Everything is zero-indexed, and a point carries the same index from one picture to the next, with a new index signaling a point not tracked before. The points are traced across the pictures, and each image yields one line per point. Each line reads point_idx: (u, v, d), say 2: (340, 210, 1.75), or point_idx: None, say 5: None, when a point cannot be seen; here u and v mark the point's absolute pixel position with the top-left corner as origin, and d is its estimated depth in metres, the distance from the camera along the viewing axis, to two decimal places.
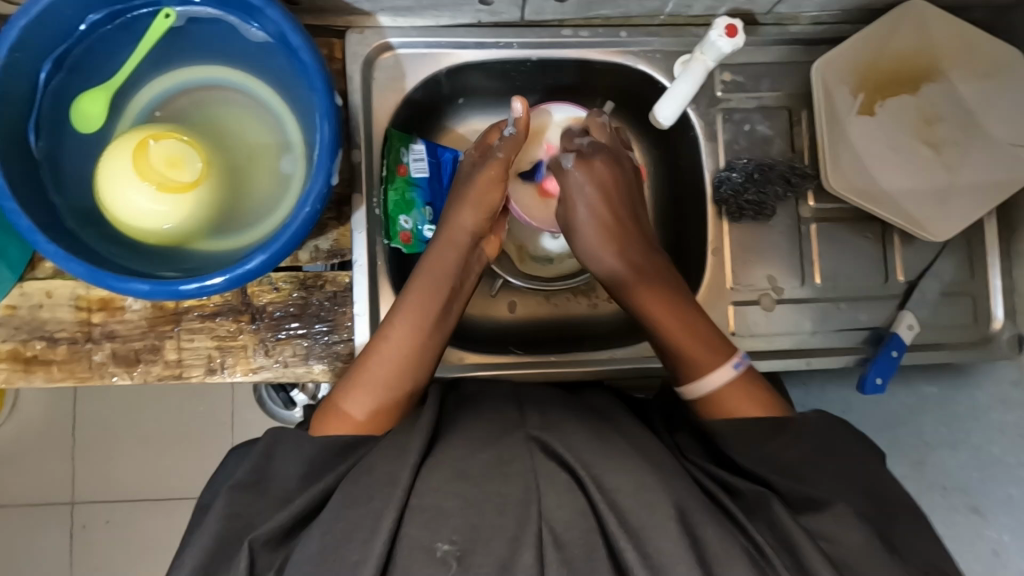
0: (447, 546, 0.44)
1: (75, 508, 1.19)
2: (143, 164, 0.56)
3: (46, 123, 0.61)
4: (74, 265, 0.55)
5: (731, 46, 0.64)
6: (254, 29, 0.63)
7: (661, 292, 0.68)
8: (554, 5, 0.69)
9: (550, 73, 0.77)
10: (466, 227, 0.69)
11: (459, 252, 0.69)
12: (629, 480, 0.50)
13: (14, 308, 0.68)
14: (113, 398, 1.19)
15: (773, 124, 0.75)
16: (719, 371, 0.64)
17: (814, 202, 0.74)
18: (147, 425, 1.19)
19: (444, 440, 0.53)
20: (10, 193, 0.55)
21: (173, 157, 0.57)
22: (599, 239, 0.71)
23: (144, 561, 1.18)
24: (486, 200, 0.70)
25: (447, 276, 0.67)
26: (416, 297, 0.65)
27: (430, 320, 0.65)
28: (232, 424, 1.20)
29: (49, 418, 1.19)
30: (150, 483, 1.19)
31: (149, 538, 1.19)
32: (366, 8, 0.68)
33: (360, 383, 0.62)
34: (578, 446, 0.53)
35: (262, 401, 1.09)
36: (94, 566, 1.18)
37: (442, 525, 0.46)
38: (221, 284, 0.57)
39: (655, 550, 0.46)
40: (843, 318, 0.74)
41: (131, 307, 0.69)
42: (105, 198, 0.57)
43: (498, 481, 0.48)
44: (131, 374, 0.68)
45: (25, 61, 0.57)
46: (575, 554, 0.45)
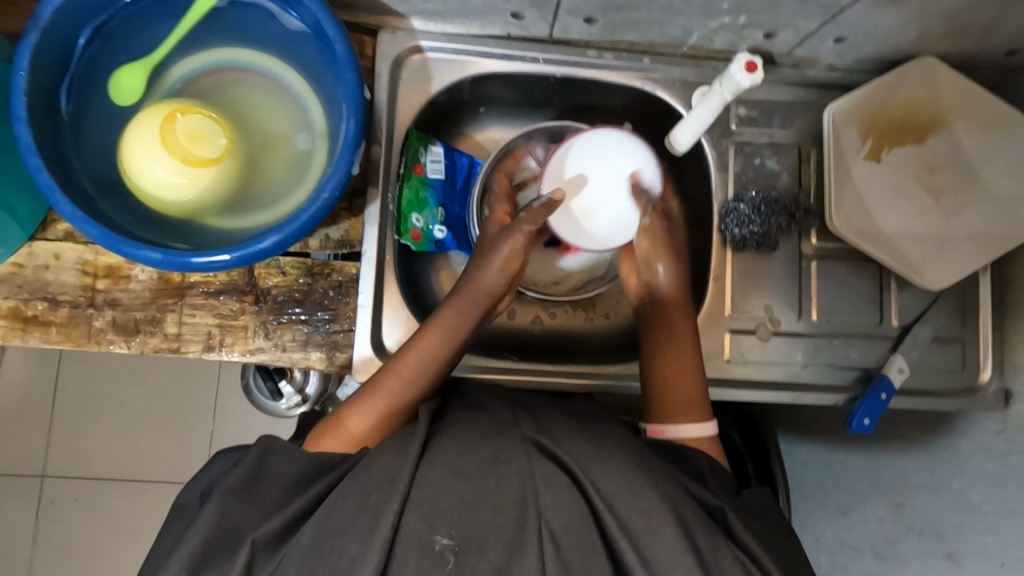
0: (445, 541, 0.45)
1: (44, 482, 1.18)
2: (167, 136, 0.57)
3: (78, 86, 0.61)
4: (89, 227, 0.55)
5: (749, 80, 0.65)
6: (292, 18, 0.64)
7: (690, 357, 0.68)
8: (581, 26, 0.71)
9: (571, 91, 0.79)
10: (489, 288, 0.67)
11: (475, 306, 0.66)
12: (624, 483, 0.51)
13: (20, 266, 0.68)
14: (96, 371, 1.19)
15: (783, 161, 0.77)
16: (694, 429, 0.65)
17: (816, 240, 0.76)
18: (129, 403, 1.19)
19: (439, 439, 0.53)
20: (37, 149, 0.55)
21: (195, 133, 0.58)
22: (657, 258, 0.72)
23: (108, 541, 1.17)
24: (511, 262, 0.67)
25: (461, 330, 0.65)
26: (431, 344, 0.64)
27: (442, 361, 0.64)
28: (215, 410, 1.20)
29: (32, 387, 1.19)
30: (125, 462, 1.19)
31: (118, 519, 1.18)
32: (400, 9, 0.69)
33: (362, 402, 0.62)
34: (575, 448, 0.53)
35: (251, 389, 1.10)
36: (55, 543, 1.17)
37: (438, 521, 0.46)
38: (229, 261, 0.58)
39: (653, 550, 0.48)
40: (835, 355, 0.75)
41: (137, 277, 0.69)
42: (130, 168, 0.58)
43: (493, 479, 0.49)
44: (128, 344, 0.69)
45: (65, 24, 0.57)
46: (571, 552, 0.46)
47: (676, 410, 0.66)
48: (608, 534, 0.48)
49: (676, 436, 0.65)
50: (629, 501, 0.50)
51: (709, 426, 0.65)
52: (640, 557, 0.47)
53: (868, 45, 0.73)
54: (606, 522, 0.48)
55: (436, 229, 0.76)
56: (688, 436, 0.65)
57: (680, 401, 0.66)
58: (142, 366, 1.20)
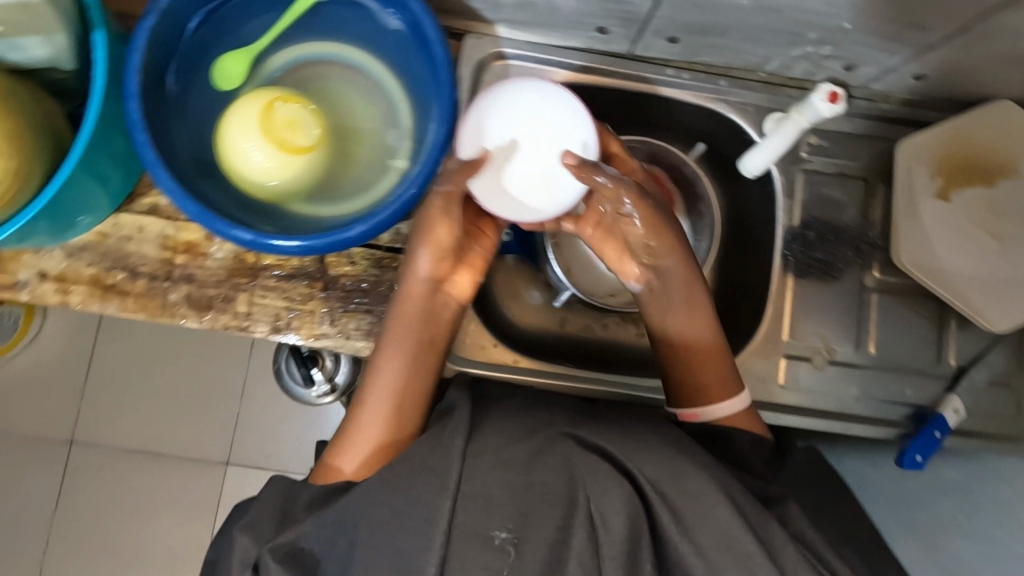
0: (503, 534, 0.49)
1: (73, 447, 1.21)
2: (267, 123, 0.59)
3: (183, 67, 0.63)
4: (188, 204, 0.58)
5: (829, 111, 0.66)
6: (390, 16, 0.65)
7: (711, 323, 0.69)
8: (664, 45, 0.72)
9: (644, 108, 0.80)
10: (419, 274, 0.65)
11: (420, 296, 0.65)
12: (669, 469, 0.53)
13: (105, 235, 0.71)
14: (134, 342, 1.24)
15: (849, 193, 0.77)
16: (726, 404, 0.65)
17: (879, 273, 0.76)
18: (166, 376, 1.24)
19: (484, 423, 0.56)
20: (145, 126, 0.57)
21: (293, 121, 0.60)
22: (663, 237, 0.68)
23: (130, 510, 1.20)
24: (441, 242, 0.64)
25: (417, 325, 0.65)
26: (397, 349, 0.64)
27: (408, 366, 0.64)
28: (241, 391, 1.25)
29: (70, 352, 1.23)
30: (158, 434, 1.22)
31: (136, 489, 1.21)
32: (489, 16, 0.71)
33: (352, 433, 0.62)
34: (615, 437, 0.56)
35: (278, 374, 1.23)
36: (78, 507, 1.20)
37: (493, 513, 0.50)
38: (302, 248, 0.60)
39: (701, 536, 0.50)
40: (890, 389, 0.75)
41: (214, 255, 0.71)
42: (227, 150, 0.60)
43: (528, 471, 0.52)
44: (200, 319, 0.71)
45: (180, 8, 0.60)
46: (617, 536, 0.49)
47: (707, 395, 0.66)
48: (656, 520, 0.51)
49: (711, 417, 0.65)
50: (676, 487, 0.52)
51: (741, 399, 0.66)
52: (694, 547, 0.50)
53: (948, 84, 0.73)
54: (658, 509, 0.51)
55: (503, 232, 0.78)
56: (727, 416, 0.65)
57: (705, 380, 0.66)
58: (185, 345, 1.25)
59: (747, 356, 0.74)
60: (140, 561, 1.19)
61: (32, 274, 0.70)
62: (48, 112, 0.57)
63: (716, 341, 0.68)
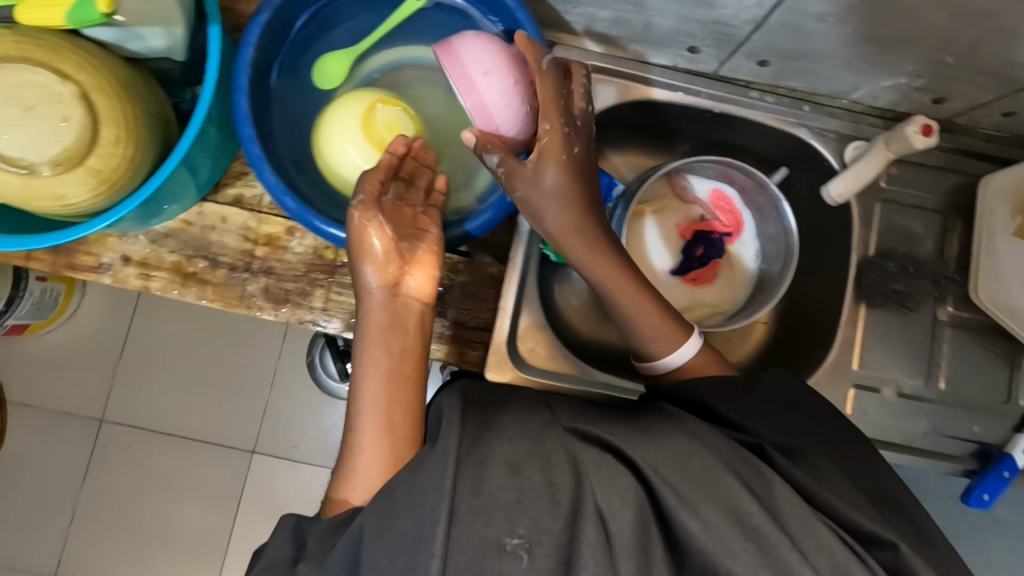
0: (514, 540, 0.41)
1: (103, 426, 1.22)
2: (369, 126, 0.61)
3: (287, 64, 0.65)
4: (287, 200, 0.58)
5: (924, 143, 0.66)
6: (492, 24, 0.66)
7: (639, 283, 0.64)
8: (752, 67, 0.72)
9: (722, 128, 0.79)
10: (369, 283, 0.58)
11: (377, 306, 0.58)
12: (672, 455, 0.48)
13: (189, 224, 0.71)
14: (172, 326, 1.25)
15: (927, 226, 0.77)
16: (682, 351, 0.64)
17: (953, 308, 0.76)
18: (202, 361, 1.25)
19: (500, 419, 0.49)
20: (252, 120, 0.58)
21: (392, 125, 0.62)
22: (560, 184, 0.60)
23: (158, 492, 1.21)
24: (369, 241, 0.57)
25: (383, 337, 0.57)
26: (368, 370, 0.57)
27: (387, 385, 0.56)
28: (272, 380, 1.26)
29: (106, 331, 1.24)
30: (191, 418, 1.23)
31: (161, 470, 1.21)
32: (580, 29, 0.72)
33: (343, 470, 0.55)
34: (618, 431, 0.50)
35: (312, 365, 1.25)
36: (106, 486, 1.20)
37: (495, 517, 0.41)
38: None
39: (709, 514, 0.44)
40: (958, 426, 0.74)
41: (294, 249, 0.72)
42: (326, 148, 0.61)
43: (540, 471, 0.44)
44: (276, 311, 0.71)
45: (292, 6, 0.61)
46: (627, 523, 0.43)
47: (657, 347, 0.64)
48: (665, 500, 0.45)
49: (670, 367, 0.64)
50: (679, 468, 0.47)
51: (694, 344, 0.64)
52: (702, 523, 0.44)
53: None
54: (661, 493, 0.44)
55: None
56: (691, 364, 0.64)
57: (656, 334, 0.64)
58: (223, 331, 1.26)
59: (817, 383, 0.74)
60: (171, 543, 1.20)
61: (116, 257, 0.70)
62: (159, 102, 0.57)
63: (647, 288, 0.65)
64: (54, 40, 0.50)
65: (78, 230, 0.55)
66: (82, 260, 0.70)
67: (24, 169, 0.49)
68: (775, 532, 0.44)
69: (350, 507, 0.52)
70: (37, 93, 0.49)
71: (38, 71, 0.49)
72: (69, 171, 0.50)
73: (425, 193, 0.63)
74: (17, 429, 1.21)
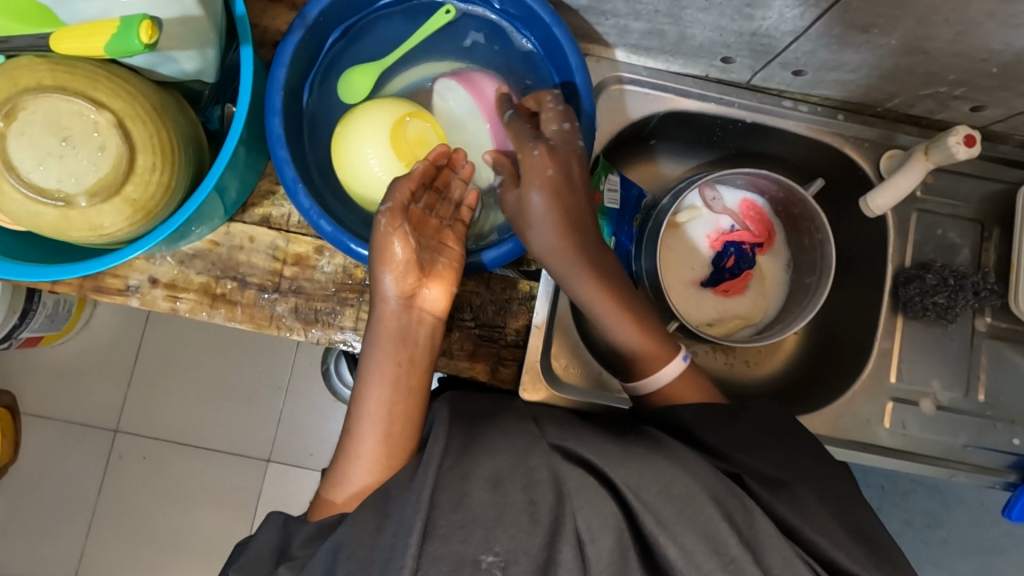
0: (490, 558, 0.41)
1: (116, 436, 1.21)
2: (398, 138, 0.60)
3: (319, 83, 0.64)
4: (322, 223, 0.58)
5: (966, 153, 0.65)
6: (523, 39, 0.65)
7: (628, 303, 0.62)
8: (786, 77, 0.71)
9: (752, 137, 0.78)
10: (387, 293, 0.57)
11: (392, 318, 0.57)
12: (654, 478, 0.47)
13: (216, 244, 0.70)
14: (186, 336, 1.24)
15: (963, 235, 0.76)
16: (670, 365, 0.62)
17: (991, 318, 0.75)
18: (217, 371, 1.24)
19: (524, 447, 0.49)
20: (285, 142, 0.57)
21: (421, 138, 0.61)
22: (552, 206, 0.58)
23: (173, 503, 1.20)
24: (392, 251, 0.56)
25: (393, 348, 0.57)
26: (376, 376, 0.56)
27: (392, 393, 0.56)
28: (287, 388, 1.25)
29: (120, 342, 1.23)
30: (206, 429, 1.22)
31: (178, 480, 1.21)
32: (611, 40, 0.71)
33: (337, 467, 0.55)
34: (603, 450, 0.50)
35: (327, 374, 1.23)
36: (122, 498, 1.20)
37: (471, 533, 0.41)
38: None
39: (689, 542, 0.43)
40: (997, 438, 0.73)
41: (322, 268, 0.71)
42: (350, 165, 0.60)
43: (520, 488, 0.45)
44: (307, 332, 0.70)
45: (324, 24, 0.60)
46: (605, 547, 0.42)
47: (644, 366, 0.63)
48: (643, 527, 0.44)
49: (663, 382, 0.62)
50: (662, 494, 0.46)
51: (679, 356, 0.63)
52: (681, 551, 0.43)
53: None
54: (640, 516, 0.44)
55: None
56: (675, 381, 0.62)
57: (643, 349, 0.62)
58: (239, 341, 1.25)
59: (853, 396, 0.73)
60: (190, 556, 1.19)
61: (143, 279, 0.69)
62: (193, 125, 0.56)
63: (637, 312, 0.63)
64: (90, 68, 0.49)
65: (114, 258, 0.54)
66: (110, 283, 0.69)
67: (61, 202, 0.49)
68: (752, 566, 0.43)
69: (337, 509, 0.53)
70: (74, 122, 0.48)
71: (75, 101, 0.48)
72: (105, 201, 0.50)
73: (454, 207, 0.62)
74: (34, 441, 1.20)
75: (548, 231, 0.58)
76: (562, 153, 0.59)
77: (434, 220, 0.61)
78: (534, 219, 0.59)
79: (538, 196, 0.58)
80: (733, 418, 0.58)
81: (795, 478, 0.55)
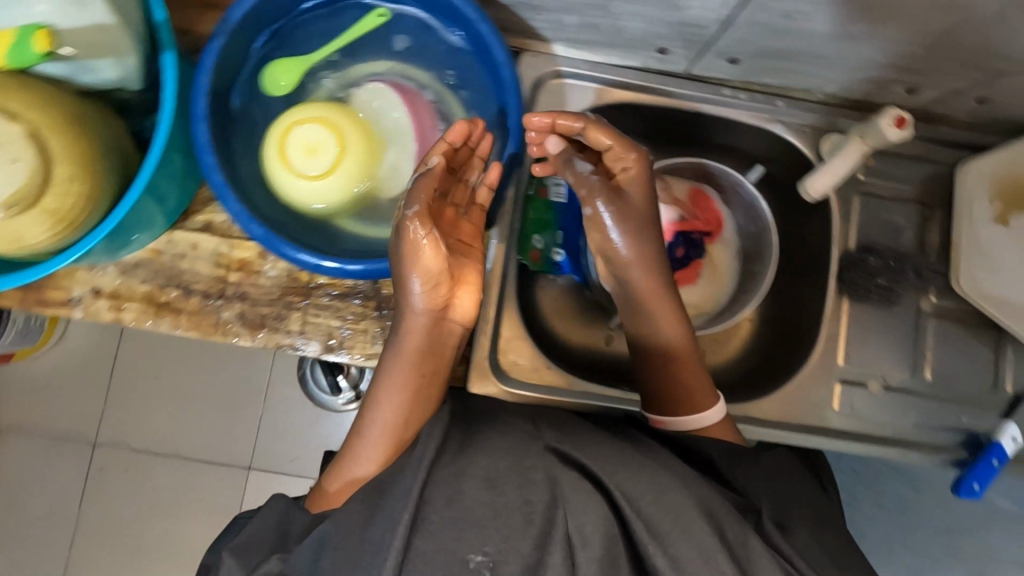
0: (479, 557, 0.42)
1: (89, 449, 1.20)
2: (285, 155, 0.58)
3: (248, 87, 0.63)
4: (255, 227, 0.58)
5: (898, 134, 0.65)
6: (452, 35, 0.65)
7: (684, 339, 0.70)
8: (724, 65, 0.71)
9: (696, 127, 0.79)
10: (414, 299, 0.59)
11: (414, 327, 0.59)
12: (650, 486, 0.49)
13: (159, 253, 0.70)
14: (157, 345, 1.23)
15: (906, 217, 0.77)
16: (713, 410, 0.68)
17: (935, 298, 0.75)
18: (188, 380, 1.23)
19: (498, 442, 0.50)
20: (212, 147, 0.57)
21: (309, 145, 0.58)
22: (641, 218, 0.69)
23: (147, 513, 1.20)
24: (422, 259, 0.57)
25: (411, 354, 0.59)
26: (393, 387, 0.59)
27: (401, 396, 0.59)
28: (266, 392, 1.24)
29: (91, 355, 1.22)
30: (180, 437, 1.22)
31: (151, 490, 1.20)
32: (548, 35, 0.70)
33: (339, 462, 0.59)
34: (599, 455, 0.52)
35: (304, 378, 1.23)
36: (97, 510, 1.19)
37: (466, 533, 0.43)
38: (364, 270, 0.60)
39: (680, 551, 0.46)
40: (945, 416, 0.74)
41: (267, 273, 0.71)
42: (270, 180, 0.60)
43: (518, 485, 0.46)
44: (253, 337, 0.70)
45: (248, 28, 0.60)
46: (594, 554, 0.44)
47: (691, 402, 0.68)
48: (633, 535, 0.46)
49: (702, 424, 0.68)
50: (656, 503, 0.48)
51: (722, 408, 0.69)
52: (669, 561, 0.45)
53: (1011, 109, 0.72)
54: (632, 523, 0.46)
55: (556, 251, 0.76)
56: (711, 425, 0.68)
57: (693, 389, 0.69)
58: (210, 349, 1.25)
59: (802, 379, 0.74)
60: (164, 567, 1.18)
61: (86, 290, 0.69)
62: (116, 134, 0.56)
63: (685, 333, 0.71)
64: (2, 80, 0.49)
65: (38, 271, 0.54)
66: (52, 296, 0.69)
67: None
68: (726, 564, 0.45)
69: (330, 501, 0.57)
70: None
71: None
72: (23, 212, 0.49)
73: (472, 195, 0.64)
74: (5, 456, 1.19)
75: (649, 244, 0.69)
76: (649, 178, 0.68)
77: (453, 214, 0.62)
78: (633, 228, 0.69)
79: (632, 195, 0.68)
80: (752, 458, 0.64)
81: (791, 516, 0.60)
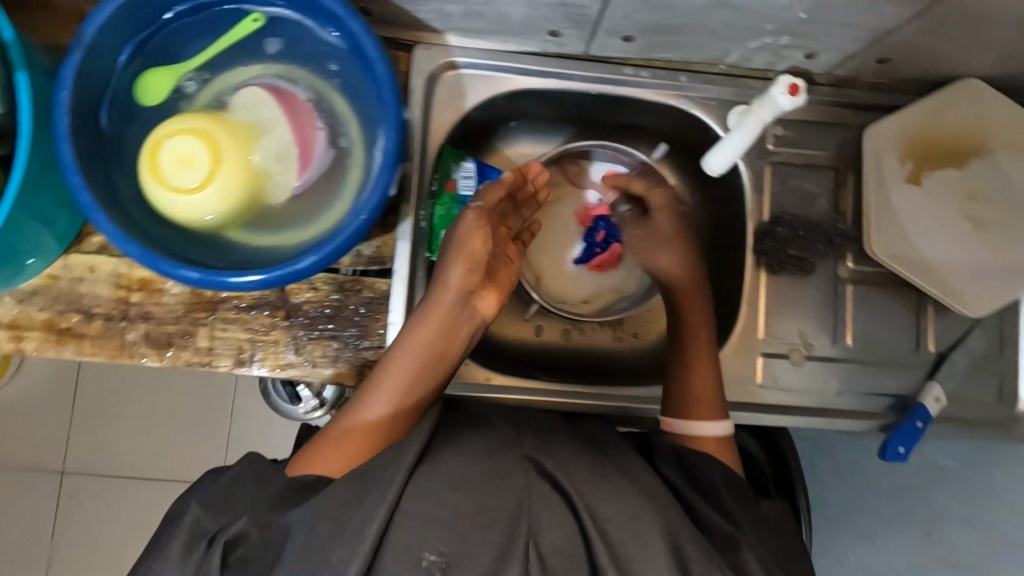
0: (434, 557, 0.43)
1: (41, 481, 1.18)
2: (157, 169, 0.55)
3: (119, 102, 0.62)
4: (130, 245, 0.56)
5: (791, 103, 0.63)
6: (329, 34, 0.64)
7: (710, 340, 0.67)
8: (620, 44, 0.70)
9: (604, 108, 0.77)
10: (451, 283, 0.62)
11: (442, 312, 0.61)
12: (624, 511, 0.48)
13: (55, 278, 0.69)
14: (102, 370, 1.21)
15: (820, 184, 0.76)
16: (717, 425, 0.64)
17: (853, 263, 0.75)
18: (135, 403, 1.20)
19: (456, 454, 0.50)
20: (77, 167, 0.55)
21: (184, 157, 0.55)
22: (659, 241, 0.73)
23: (103, 539, 1.17)
24: (471, 251, 0.62)
25: (434, 333, 0.60)
26: (405, 357, 0.59)
27: (416, 373, 0.59)
28: (232, 410, 1.21)
29: (35, 385, 1.20)
30: (130, 462, 1.19)
31: (107, 516, 1.18)
32: (437, 26, 0.69)
33: (328, 434, 0.57)
34: (583, 479, 0.49)
35: (267, 392, 1.08)
36: (53, 541, 1.17)
37: (432, 534, 0.44)
38: (253, 282, 0.58)
39: None
40: (870, 381, 0.73)
41: (170, 291, 0.69)
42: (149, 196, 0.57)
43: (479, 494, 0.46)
44: (161, 357, 0.68)
45: (109, 41, 0.59)
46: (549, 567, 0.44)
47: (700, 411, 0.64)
48: (594, 556, 0.45)
49: (702, 436, 0.63)
50: (625, 527, 0.47)
51: (726, 425, 0.64)
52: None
53: (912, 67, 0.71)
54: (596, 548, 0.45)
55: None
56: (711, 440, 0.63)
57: (700, 393, 0.65)
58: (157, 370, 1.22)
59: (724, 356, 0.73)
60: None
61: None
62: None
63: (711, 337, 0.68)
64: None
65: None
66: None
67: None
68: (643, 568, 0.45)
69: (315, 471, 0.54)
70: None
71: None
72: None
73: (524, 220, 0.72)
74: None
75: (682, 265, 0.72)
76: (672, 207, 0.74)
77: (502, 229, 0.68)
78: (659, 251, 0.73)
79: (665, 224, 0.74)
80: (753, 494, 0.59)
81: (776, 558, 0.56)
